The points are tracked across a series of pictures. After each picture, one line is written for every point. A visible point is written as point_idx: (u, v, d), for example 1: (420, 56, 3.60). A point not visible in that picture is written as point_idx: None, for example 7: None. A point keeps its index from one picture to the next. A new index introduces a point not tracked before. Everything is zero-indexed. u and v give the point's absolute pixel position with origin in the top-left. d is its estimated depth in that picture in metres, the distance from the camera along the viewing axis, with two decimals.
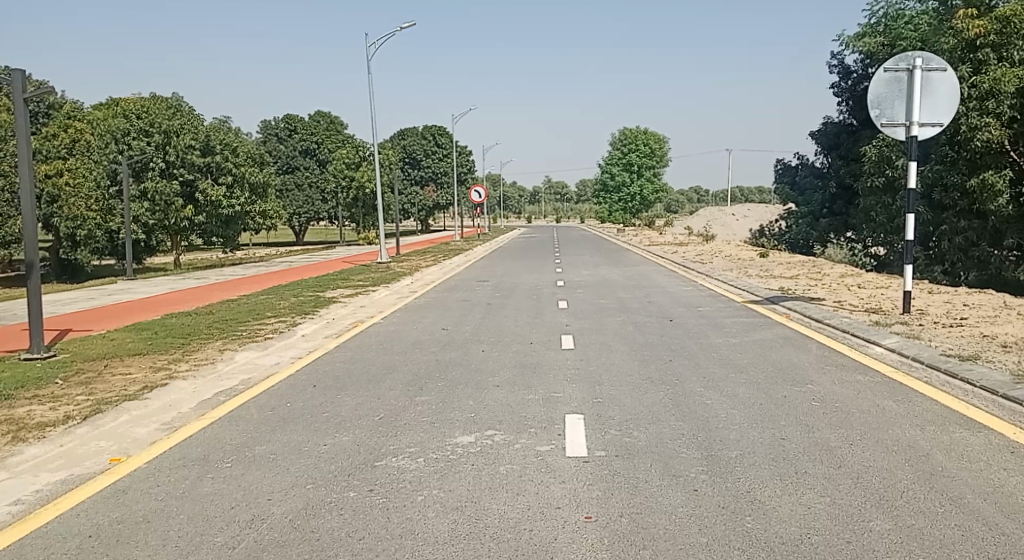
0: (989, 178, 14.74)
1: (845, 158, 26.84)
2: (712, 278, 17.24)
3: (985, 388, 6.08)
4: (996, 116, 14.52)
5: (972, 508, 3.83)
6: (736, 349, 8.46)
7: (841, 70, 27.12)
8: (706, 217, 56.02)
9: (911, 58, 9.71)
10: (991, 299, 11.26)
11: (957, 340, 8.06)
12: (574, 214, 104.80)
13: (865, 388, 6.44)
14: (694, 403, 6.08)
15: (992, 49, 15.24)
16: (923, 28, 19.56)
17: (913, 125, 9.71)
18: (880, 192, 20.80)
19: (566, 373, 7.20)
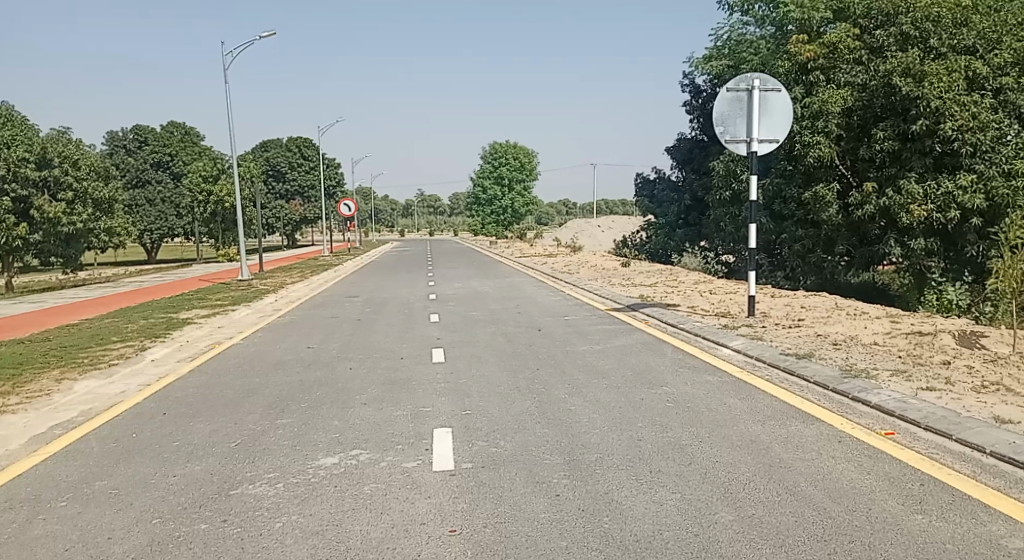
0: (820, 190, 15.88)
1: (698, 172, 28.31)
2: (579, 288, 17.77)
3: (817, 383, 6.63)
4: (825, 135, 15.48)
5: (805, 495, 4.16)
6: (600, 356, 8.74)
7: (691, 89, 28.73)
8: (576, 229, 57.55)
9: (750, 79, 10.43)
10: (825, 301, 12.28)
11: (794, 339, 8.75)
12: (447, 227, 104.88)
13: (714, 387, 6.85)
14: (558, 409, 6.25)
15: (822, 72, 16.41)
16: (763, 52, 20.94)
17: (753, 141, 10.43)
18: (728, 205, 22.34)
19: (435, 387, 7.20)
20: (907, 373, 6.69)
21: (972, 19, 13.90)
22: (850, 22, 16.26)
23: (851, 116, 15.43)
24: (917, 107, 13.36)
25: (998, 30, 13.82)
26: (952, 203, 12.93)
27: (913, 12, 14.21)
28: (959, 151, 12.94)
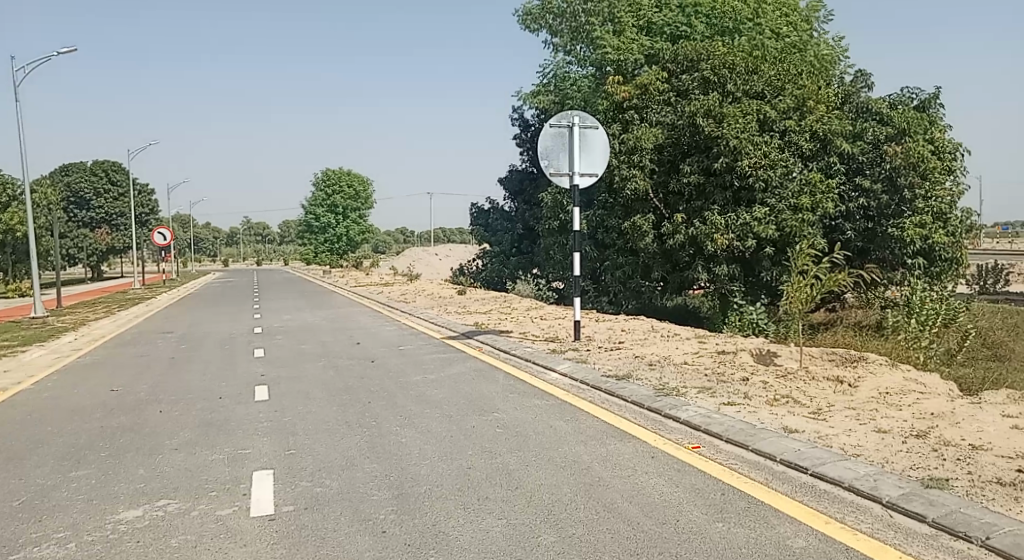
0: (637, 221, 16.70)
1: (529, 203, 29.18)
2: (413, 317, 17.67)
3: (635, 402, 7.01)
4: (640, 169, 16.49)
5: (621, 511, 4.37)
6: (432, 385, 8.72)
7: (520, 123, 29.74)
8: (412, 257, 57.30)
9: (570, 116, 10.94)
10: (643, 324, 13.05)
11: (616, 361, 9.21)
12: (277, 256, 100.69)
13: (541, 411, 7.05)
14: (388, 442, 6.15)
15: (636, 111, 17.43)
16: (585, 89, 22.01)
17: (575, 174, 10.94)
18: (557, 234, 23.20)
19: (257, 426, 6.85)
20: (713, 390, 7.23)
21: (761, 68, 15.46)
22: (658, 66, 17.49)
23: (662, 151, 16.55)
24: (718, 146, 14.64)
25: (782, 78, 15.26)
26: (749, 233, 14.21)
27: (713, 60, 15.71)
28: (753, 186, 14.28)
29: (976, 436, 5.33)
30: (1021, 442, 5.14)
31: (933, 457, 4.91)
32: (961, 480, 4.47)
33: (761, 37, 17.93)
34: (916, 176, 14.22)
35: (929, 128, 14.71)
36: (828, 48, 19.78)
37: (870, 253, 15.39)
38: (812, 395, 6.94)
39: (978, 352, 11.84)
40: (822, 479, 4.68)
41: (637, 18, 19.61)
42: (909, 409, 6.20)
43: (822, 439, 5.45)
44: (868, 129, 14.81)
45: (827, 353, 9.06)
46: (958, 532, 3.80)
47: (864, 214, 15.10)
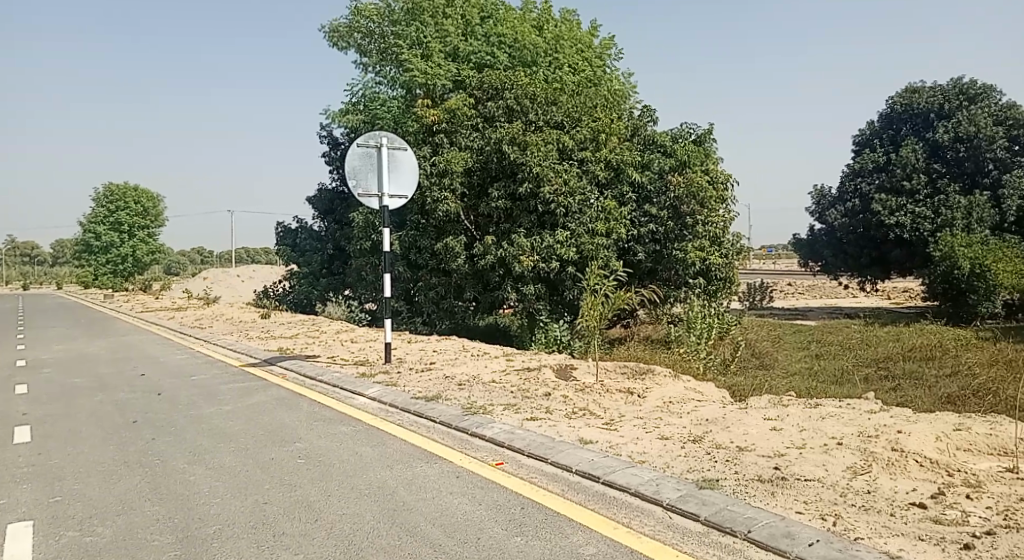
0: (449, 243, 16.67)
1: (339, 223, 28.46)
2: (210, 344, 16.53)
3: (442, 423, 7.04)
4: (451, 192, 16.50)
5: (423, 534, 4.36)
6: (228, 417, 8.20)
7: (329, 141, 29.06)
8: (209, 279, 53.77)
9: (378, 137, 10.84)
10: (453, 344, 13.18)
11: (425, 383, 9.19)
12: (49, 278, 90.21)
13: (346, 438, 6.86)
14: (175, 481, 5.70)
15: (446, 135, 17.49)
16: (395, 110, 21.35)
17: (384, 196, 10.86)
18: (368, 254, 22.85)
19: (17, 473, 6.06)
20: (517, 406, 7.45)
21: (560, 100, 16.35)
22: (466, 92, 17.72)
23: (472, 175, 16.70)
24: (523, 172, 15.18)
25: (580, 111, 16.32)
26: (553, 256, 14.83)
27: (516, 90, 16.26)
28: (555, 212, 14.93)
29: (743, 437, 5.93)
30: (778, 441, 5.80)
31: (708, 459, 5.39)
32: (730, 479, 4.94)
33: (557, 72, 18.80)
34: (696, 204, 15.47)
35: (705, 162, 16.08)
36: (619, 83, 21.14)
37: (658, 274, 16.46)
38: (606, 407, 7.37)
39: (748, 362, 13.13)
40: (612, 486, 4.97)
41: (443, 45, 19.62)
42: (688, 416, 6.77)
43: (614, 448, 5.79)
44: (653, 159, 16.15)
45: (620, 367, 9.65)
46: (727, 529, 4.19)
47: (654, 238, 16.16)
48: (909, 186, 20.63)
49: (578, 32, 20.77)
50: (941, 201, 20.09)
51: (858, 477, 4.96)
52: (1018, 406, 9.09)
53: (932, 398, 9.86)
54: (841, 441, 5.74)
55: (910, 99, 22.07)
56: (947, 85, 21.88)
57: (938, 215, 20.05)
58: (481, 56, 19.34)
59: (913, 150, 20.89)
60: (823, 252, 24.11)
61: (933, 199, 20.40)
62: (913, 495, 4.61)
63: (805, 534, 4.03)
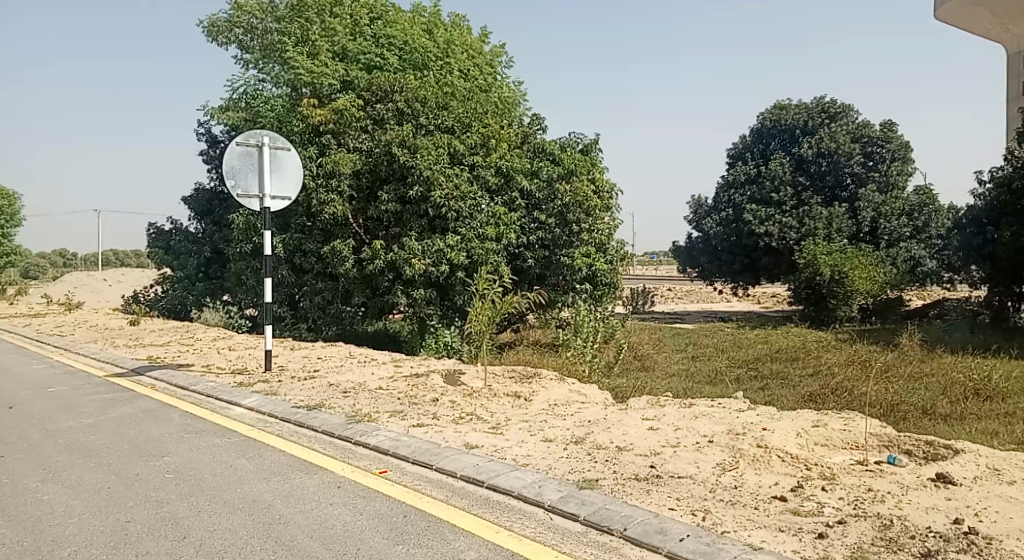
0: (337, 246, 16.05)
1: (218, 225, 27.17)
2: (72, 353, 15.41)
3: (324, 432, 6.87)
4: (338, 194, 15.89)
5: (300, 547, 4.24)
6: (90, 431, 7.67)
7: (208, 139, 27.81)
8: (73, 283, 50.22)
9: (259, 136, 10.46)
10: (339, 351, 12.87)
11: (307, 391, 8.93)
12: None
13: (220, 450, 6.56)
14: (27, 502, 5.27)
15: (332, 135, 16.53)
16: (279, 109, 20.28)
17: (265, 197, 10.49)
18: (249, 257, 21.98)
19: None
20: (402, 413, 7.36)
21: (450, 105, 16.32)
22: (356, 91, 16.87)
23: (360, 177, 16.18)
24: (413, 175, 15.02)
25: (470, 117, 16.31)
26: (443, 259, 14.85)
27: (406, 92, 16.06)
28: (446, 215, 15.00)
29: (623, 438, 6.11)
30: (655, 440, 6.02)
31: (589, 460, 5.52)
32: (609, 479, 5.08)
33: (448, 76, 18.62)
34: (582, 212, 15.68)
35: (591, 171, 16.20)
36: (509, 91, 21.25)
37: (547, 279, 16.55)
38: (492, 411, 7.41)
39: (630, 364, 13.53)
40: (495, 490, 5.00)
41: (331, 45, 18.76)
42: (572, 418, 6.91)
43: (498, 452, 5.83)
44: (542, 167, 15.92)
45: (507, 371, 9.72)
46: (604, 527, 4.31)
47: (543, 245, 16.10)
48: (778, 198, 21.96)
49: (468, 37, 20.79)
50: (805, 211, 21.42)
51: (727, 473, 5.22)
52: (871, 402, 9.85)
53: (797, 396, 10.52)
54: (712, 438, 6.03)
55: (778, 115, 23.55)
56: (811, 104, 23.45)
57: (803, 224, 21.31)
58: (370, 56, 18.46)
59: (780, 164, 22.30)
60: (700, 258, 25.21)
61: (798, 209, 21.75)
62: (775, 488, 4.90)
63: (677, 530, 4.20)
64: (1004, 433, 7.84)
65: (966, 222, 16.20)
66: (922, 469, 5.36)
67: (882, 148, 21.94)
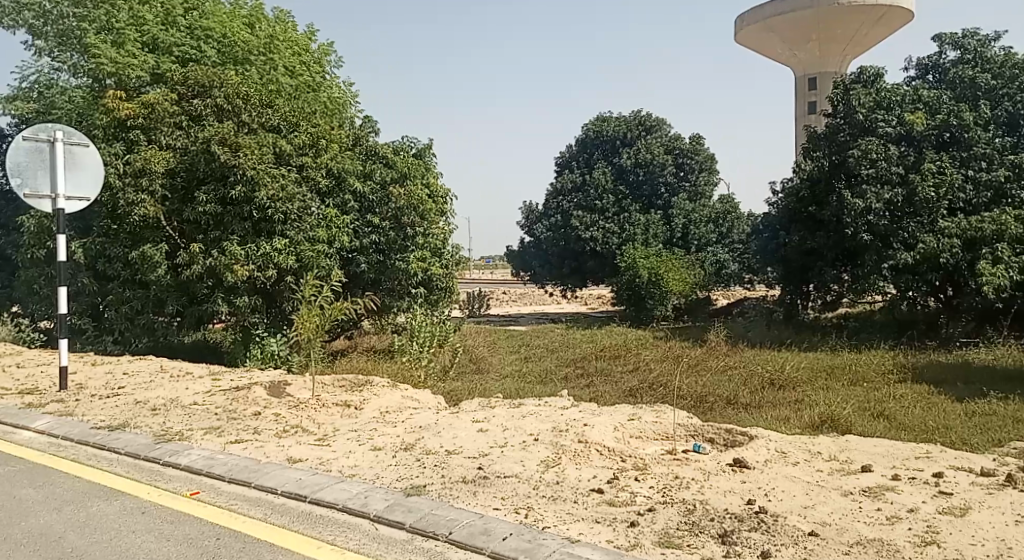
0: (146, 250, 12.20)
1: (5, 227, 24.23)
2: None
3: (129, 453, 6.33)
4: (149, 194, 12.14)
5: None
6: None
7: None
8: None
9: (51, 130, 9.46)
10: (149, 365, 11.90)
11: (111, 410, 8.19)
12: None
13: (2, 481, 5.85)
14: None
15: (143, 132, 12.77)
16: (79, 101, 18.40)
17: (58, 197, 9.53)
18: (43, 264, 19.77)
19: None
20: (220, 429, 6.95)
21: (275, 103, 13.10)
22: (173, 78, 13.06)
23: (177, 176, 12.39)
24: (234, 175, 11.43)
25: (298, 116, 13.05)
26: (270, 263, 11.54)
27: (226, 88, 12.47)
28: (272, 217, 11.59)
29: (451, 441, 6.14)
30: (483, 442, 6.10)
31: (416, 466, 5.50)
32: (436, 483, 5.09)
33: (272, 72, 17.72)
34: (417, 216, 13.03)
35: (425, 175, 13.62)
36: (337, 91, 20.44)
37: (382, 284, 13.40)
38: (318, 422, 7.18)
39: (464, 367, 13.59)
40: (318, 503, 4.85)
41: (139, 34, 16.75)
42: (402, 425, 6.85)
43: (323, 464, 5.65)
44: (376, 168, 13.00)
45: (336, 379, 9.45)
46: (429, 533, 4.30)
47: (376, 249, 13.09)
48: (601, 205, 23.20)
49: (293, 34, 19.89)
50: (625, 218, 22.88)
51: (549, 469, 5.39)
52: (683, 394, 10.59)
53: (620, 391, 11.10)
54: (538, 437, 6.21)
55: (601, 126, 24.72)
56: (629, 116, 24.86)
57: (623, 230, 22.78)
58: (186, 50, 16.82)
59: (604, 172, 23.64)
60: (533, 262, 25.87)
61: (619, 216, 23.08)
62: (594, 481, 5.14)
63: (500, 530, 4.28)
64: (794, 418, 8.76)
65: (762, 228, 17.91)
66: (722, 455, 5.84)
67: (691, 159, 23.72)
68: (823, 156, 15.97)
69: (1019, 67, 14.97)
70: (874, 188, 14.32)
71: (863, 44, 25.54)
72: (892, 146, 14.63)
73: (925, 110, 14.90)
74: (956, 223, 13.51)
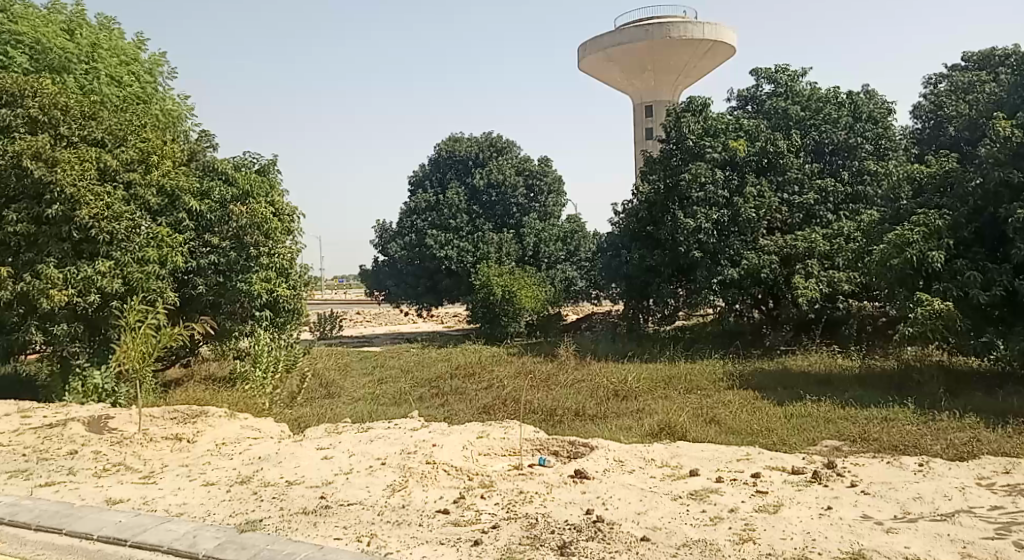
0: None
1: None
2: None
3: None
4: None
5: None
6: None
7: None
8: None
9: None
10: None
11: None
12: None
13: None
14: None
15: None
16: None
17: None
18: None
19: None
20: (29, 472, 6.31)
21: (100, 115, 11.36)
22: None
23: None
24: (51, 193, 10.40)
25: (125, 128, 11.55)
26: (93, 288, 10.55)
27: (44, 96, 10.90)
28: (96, 238, 10.62)
29: (292, 471, 5.90)
30: (326, 470, 5.92)
31: (253, 500, 5.25)
32: (273, 516, 4.88)
33: (96, 81, 16.42)
34: (261, 235, 12.35)
35: (269, 193, 13.00)
36: (172, 104, 19.16)
37: (220, 307, 12.55)
38: (145, 458, 6.69)
39: (314, 392, 13.13)
40: (140, 547, 4.51)
41: None
42: (239, 456, 6.51)
43: (147, 505, 5.26)
44: (214, 185, 12.29)
45: (167, 410, 8.83)
46: None
47: (215, 269, 12.29)
48: (455, 224, 23.24)
49: (121, 41, 18.57)
50: (479, 237, 23.05)
51: (394, 494, 5.32)
52: (533, 409, 10.79)
53: (473, 409, 11.14)
54: (384, 461, 6.11)
55: (453, 147, 24.93)
56: (479, 137, 25.20)
57: (477, 249, 22.86)
58: None
59: (457, 193, 23.66)
60: (386, 281, 25.44)
61: (473, 235, 23.22)
62: (439, 503, 5.12)
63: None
64: (636, 426, 9.18)
65: (607, 246, 18.85)
66: (564, 468, 6.00)
67: (540, 180, 24.35)
68: (659, 179, 16.90)
69: (823, 100, 16.59)
70: (704, 209, 15.37)
71: (692, 75, 27.40)
72: (719, 170, 15.75)
73: (745, 138, 16.16)
74: (773, 241, 14.86)
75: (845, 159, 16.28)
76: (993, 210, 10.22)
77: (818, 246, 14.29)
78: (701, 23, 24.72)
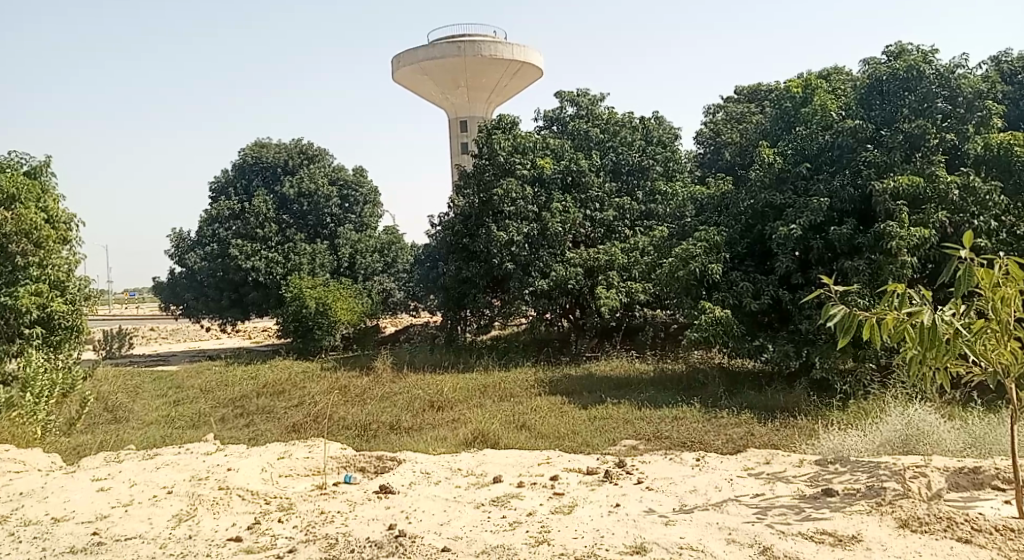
0: None
1: None
2: None
3: None
4: None
5: None
6: None
7: None
8: None
9: None
10: None
11: None
12: None
13: None
14: None
15: None
16: None
17: None
18: None
19: None
20: None
21: None
22: None
23: None
24: None
25: None
26: None
27: None
28: None
29: (60, 507, 5.32)
30: (102, 503, 5.39)
31: (9, 542, 4.70)
32: None
33: None
34: (30, 244, 10.98)
35: (42, 198, 11.64)
36: None
37: None
38: None
39: (97, 418, 11.86)
40: None
41: None
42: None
43: None
44: None
45: None
46: None
47: None
48: (263, 233, 22.03)
49: None
50: (289, 248, 22.12)
51: (181, 523, 4.96)
52: (345, 425, 10.52)
53: (281, 428, 10.68)
54: (171, 489, 5.67)
55: (259, 152, 23.73)
56: (289, 144, 24.34)
57: (288, 260, 21.97)
58: None
59: (264, 201, 22.35)
60: (185, 294, 23.71)
61: (283, 245, 22.26)
62: (231, 530, 4.84)
63: None
64: (450, 436, 9.26)
65: (424, 257, 18.98)
66: (369, 484, 5.90)
67: (355, 191, 23.88)
68: (472, 193, 17.13)
69: (618, 124, 17.79)
70: (515, 223, 15.86)
71: (503, 93, 28.29)
72: (528, 186, 16.32)
73: (551, 156, 17.01)
74: (579, 254, 15.57)
75: (639, 178, 17.42)
76: (761, 227, 11.45)
77: (618, 259, 15.27)
78: (511, 44, 25.69)
